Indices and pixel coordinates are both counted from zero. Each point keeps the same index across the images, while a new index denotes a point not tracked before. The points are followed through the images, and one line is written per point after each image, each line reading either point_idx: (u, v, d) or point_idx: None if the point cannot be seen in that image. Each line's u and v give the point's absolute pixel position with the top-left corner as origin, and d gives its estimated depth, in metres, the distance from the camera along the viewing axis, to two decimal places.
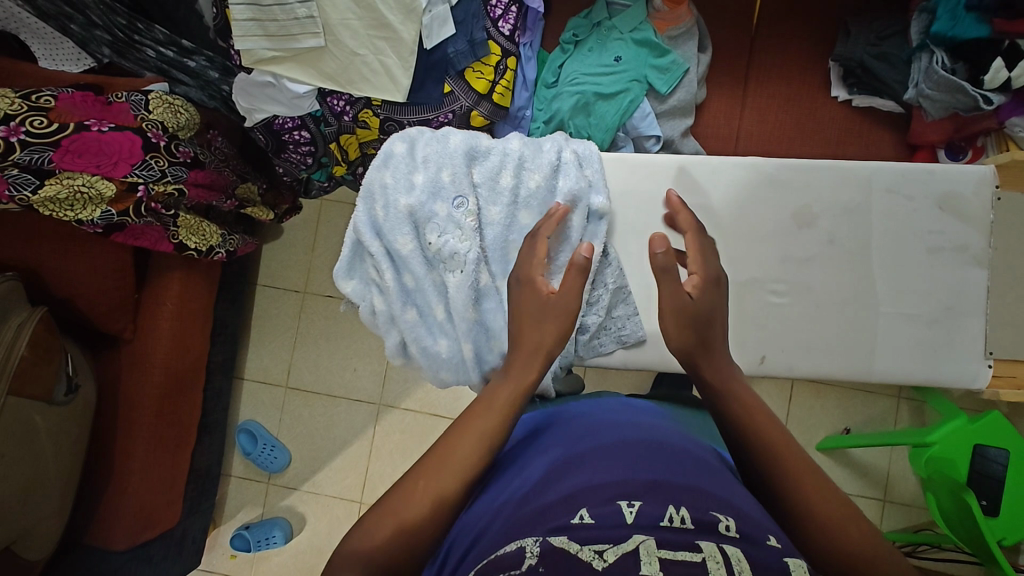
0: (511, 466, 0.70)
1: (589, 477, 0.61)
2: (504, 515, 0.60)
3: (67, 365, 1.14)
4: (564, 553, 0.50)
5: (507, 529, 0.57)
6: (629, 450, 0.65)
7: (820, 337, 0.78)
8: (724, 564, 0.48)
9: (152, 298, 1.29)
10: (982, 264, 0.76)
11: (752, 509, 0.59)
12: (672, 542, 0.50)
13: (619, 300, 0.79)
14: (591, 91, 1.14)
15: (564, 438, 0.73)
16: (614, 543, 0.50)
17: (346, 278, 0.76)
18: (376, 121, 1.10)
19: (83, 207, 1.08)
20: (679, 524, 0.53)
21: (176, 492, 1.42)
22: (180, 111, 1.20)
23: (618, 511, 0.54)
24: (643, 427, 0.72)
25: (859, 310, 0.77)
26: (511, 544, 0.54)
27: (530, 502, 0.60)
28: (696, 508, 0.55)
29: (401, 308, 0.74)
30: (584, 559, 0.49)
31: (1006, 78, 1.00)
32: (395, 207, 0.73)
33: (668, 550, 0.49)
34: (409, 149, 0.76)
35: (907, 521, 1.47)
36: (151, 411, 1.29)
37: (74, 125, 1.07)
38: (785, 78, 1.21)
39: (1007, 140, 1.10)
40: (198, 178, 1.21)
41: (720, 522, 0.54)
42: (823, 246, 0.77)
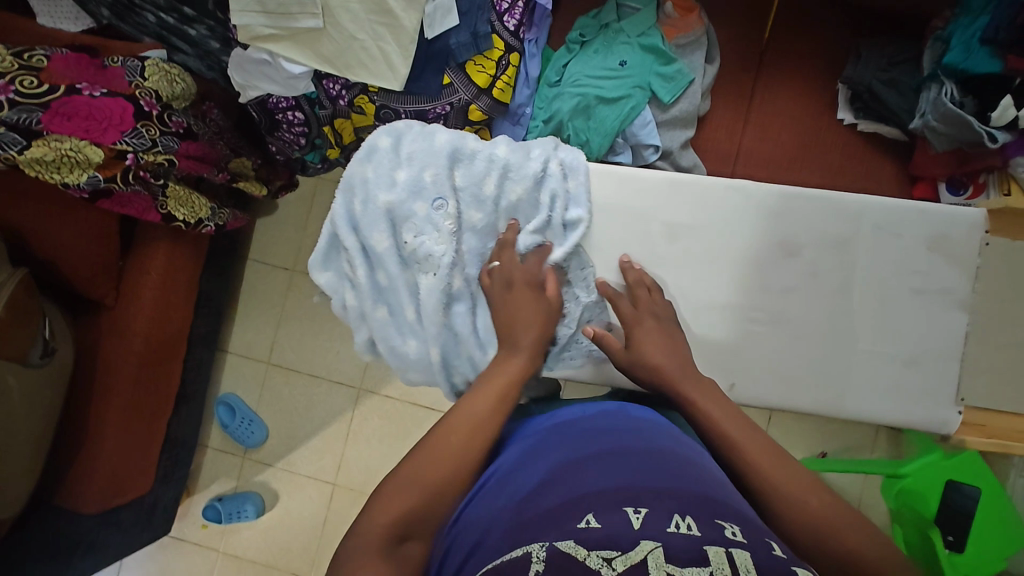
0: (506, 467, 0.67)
1: (591, 479, 0.58)
2: (504, 516, 0.57)
3: (45, 328, 1.13)
4: (572, 560, 0.46)
5: (508, 536, 0.53)
6: (628, 456, 0.62)
7: (793, 369, 0.77)
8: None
9: (137, 266, 1.28)
10: (965, 309, 0.75)
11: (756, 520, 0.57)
12: (681, 556, 0.46)
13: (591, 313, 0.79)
14: (592, 94, 1.13)
15: (563, 438, 0.69)
16: (623, 550, 0.47)
17: (321, 269, 0.76)
18: (371, 107, 1.09)
19: (69, 170, 1.06)
20: (687, 531, 0.50)
21: (150, 460, 1.42)
22: (176, 80, 1.18)
23: (624, 515, 0.51)
24: (641, 430, 0.69)
25: (835, 345, 0.76)
26: (516, 547, 0.50)
27: (532, 505, 0.57)
28: (704, 517, 0.52)
29: (372, 305, 0.74)
30: (591, 567, 0.45)
31: (1015, 116, 0.97)
32: (373, 203, 0.72)
33: (677, 567, 0.45)
34: (394, 144, 0.75)
35: None
36: (129, 379, 1.29)
37: (65, 87, 1.06)
38: (792, 97, 1.19)
39: (1009, 179, 1.07)
40: (190, 150, 1.20)
41: (727, 529, 0.51)
42: (806, 278, 0.76)
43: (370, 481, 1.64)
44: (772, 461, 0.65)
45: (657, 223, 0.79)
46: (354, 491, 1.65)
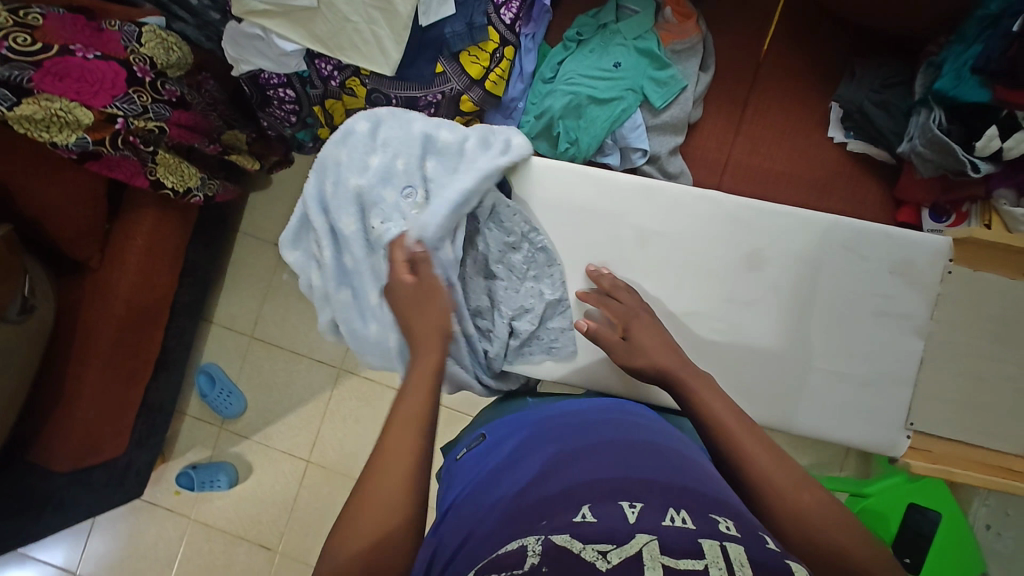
0: (503, 468, 0.70)
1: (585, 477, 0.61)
2: (503, 512, 0.59)
3: (25, 285, 1.14)
4: (567, 552, 0.47)
5: (503, 532, 0.54)
6: (622, 456, 0.65)
7: (750, 381, 0.78)
8: (726, 567, 0.46)
9: (123, 231, 1.29)
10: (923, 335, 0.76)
11: (749, 516, 0.59)
12: (676, 548, 0.48)
13: (554, 311, 0.82)
14: (584, 94, 1.13)
15: (559, 439, 0.72)
16: (621, 541, 0.49)
17: (290, 248, 0.77)
18: (363, 89, 1.10)
19: (59, 130, 1.07)
20: (680, 524, 0.52)
21: (125, 423, 1.43)
22: (173, 47, 1.19)
23: (620, 509, 0.54)
24: (635, 432, 0.72)
25: (792, 361, 0.77)
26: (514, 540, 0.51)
27: (530, 501, 0.59)
28: (696, 511, 0.55)
29: (340, 288, 0.75)
30: (586, 558, 0.46)
31: (998, 147, 0.98)
32: (344, 185, 0.73)
33: (671, 557, 0.46)
34: (368, 132, 0.76)
35: None
36: (108, 341, 1.30)
37: (58, 47, 1.05)
38: (784, 111, 1.19)
39: (991, 211, 1.07)
40: (181, 118, 1.21)
41: (722, 522, 0.53)
42: (767, 291, 0.78)
43: (343, 461, 1.66)
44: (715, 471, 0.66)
45: (628, 226, 0.81)
46: (327, 470, 1.67)
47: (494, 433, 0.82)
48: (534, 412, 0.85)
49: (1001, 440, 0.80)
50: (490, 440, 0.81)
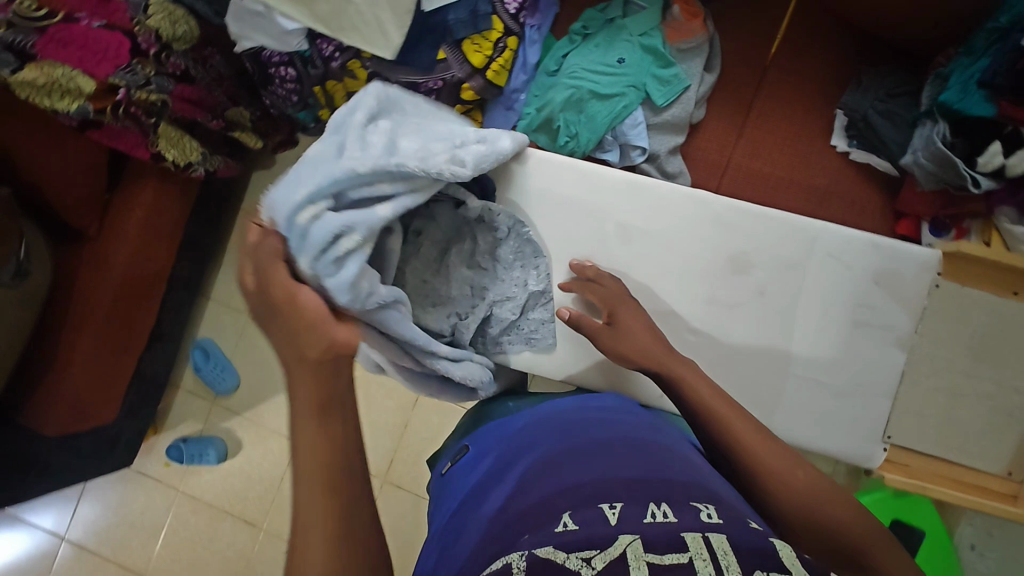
0: (488, 483, 0.69)
1: (566, 482, 0.60)
2: (490, 528, 0.59)
3: (21, 250, 1.15)
4: (551, 564, 0.46)
5: (489, 550, 0.54)
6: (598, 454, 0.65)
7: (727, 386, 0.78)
8: (710, 556, 0.46)
9: (123, 205, 1.31)
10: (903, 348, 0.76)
11: (731, 499, 0.59)
12: (659, 544, 0.48)
13: (536, 303, 0.81)
14: (586, 88, 1.12)
15: (537, 441, 0.72)
16: (605, 545, 0.48)
17: None
18: (364, 73, 1.10)
19: (60, 97, 1.08)
20: (661, 519, 0.52)
21: (116, 392, 1.45)
22: (179, 21, 1.18)
23: (601, 512, 0.53)
24: (613, 426, 0.72)
25: (770, 367, 0.77)
26: (499, 557, 0.51)
27: (514, 514, 0.58)
28: (676, 503, 0.55)
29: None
30: (570, 567, 0.45)
31: (1001, 163, 0.97)
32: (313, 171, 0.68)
33: (655, 554, 0.46)
34: (362, 110, 0.74)
35: None
36: (103, 310, 1.31)
37: (63, 14, 1.09)
38: (789, 117, 1.18)
39: (992, 229, 1.07)
40: (185, 92, 1.21)
41: (703, 511, 0.53)
42: (751, 295, 0.77)
43: None
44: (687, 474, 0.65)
45: (612, 222, 0.80)
46: None
47: (475, 446, 0.82)
48: (509, 418, 0.84)
49: (973, 457, 0.82)
50: (473, 452, 0.81)
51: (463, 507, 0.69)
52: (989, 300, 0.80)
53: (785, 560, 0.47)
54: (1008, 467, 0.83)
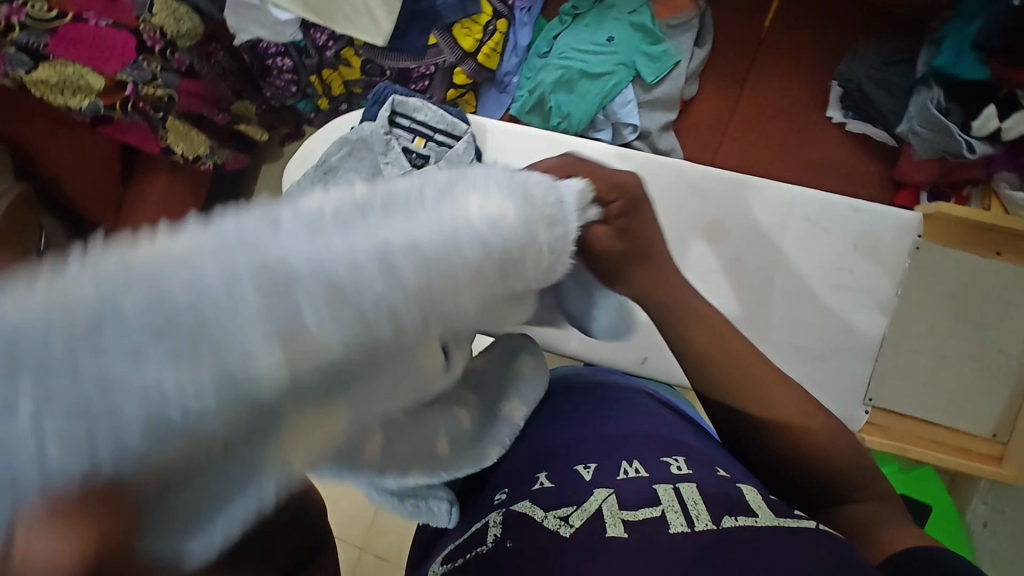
0: None
1: (539, 438, 0.62)
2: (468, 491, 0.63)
3: (42, 242, 1.23)
4: (529, 521, 0.51)
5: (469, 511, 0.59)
6: (569, 408, 0.67)
7: None
8: (681, 509, 0.49)
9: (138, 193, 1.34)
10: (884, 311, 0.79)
11: (699, 442, 0.63)
12: (631, 500, 0.51)
13: None
14: (576, 68, 1.12)
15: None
16: (579, 503, 0.52)
17: None
18: (358, 60, 1.14)
19: (72, 94, 1.14)
20: (636, 474, 0.54)
21: None
22: (183, 18, 1.21)
23: (574, 474, 0.56)
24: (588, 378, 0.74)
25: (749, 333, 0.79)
26: (482, 518, 0.56)
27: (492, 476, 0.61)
28: (649, 455, 0.57)
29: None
30: (550, 527, 0.50)
31: (996, 127, 0.96)
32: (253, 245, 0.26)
33: (628, 511, 0.50)
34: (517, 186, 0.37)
35: None
36: None
37: (72, 15, 1.11)
38: (784, 91, 1.17)
39: (991, 194, 1.04)
40: (191, 88, 1.26)
41: (672, 462, 0.56)
42: (729, 261, 0.80)
43: None
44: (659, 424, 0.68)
45: None
46: None
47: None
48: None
49: (955, 417, 0.90)
50: None
51: None
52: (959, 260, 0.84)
53: (751, 502, 0.51)
54: (994, 429, 0.90)
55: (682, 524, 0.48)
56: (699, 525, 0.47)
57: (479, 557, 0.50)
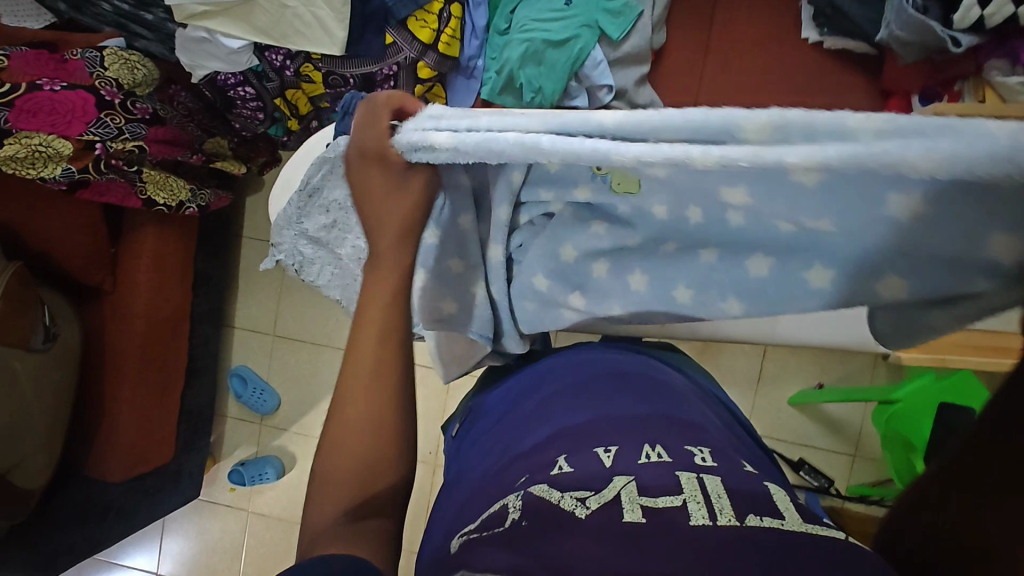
0: (493, 428, 0.78)
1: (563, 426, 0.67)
2: (489, 473, 0.66)
3: (44, 316, 1.22)
4: (544, 503, 0.51)
5: (484, 493, 0.62)
6: (592, 398, 0.72)
7: None
8: (703, 498, 0.50)
9: (129, 251, 1.37)
10: None
11: (718, 434, 0.67)
12: (654, 488, 0.53)
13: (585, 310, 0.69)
14: (539, 38, 1.09)
15: (528, 393, 0.79)
16: (597, 489, 0.53)
17: (280, 239, 0.84)
18: (319, 74, 1.14)
19: (43, 164, 1.11)
20: (657, 459, 0.58)
21: (167, 430, 1.53)
22: (137, 66, 1.22)
23: (596, 456, 0.59)
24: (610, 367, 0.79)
25: None
26: (491, 506, 0.57)
27: (511, 459, 0.65)
28: (671, 445, 0.61)
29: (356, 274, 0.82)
30: (565, 507, 0.50)
31: (978, 16, 0.92)
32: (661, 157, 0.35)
33: (649, 498, 0.51)
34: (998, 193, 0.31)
35: (872, 475, 1.59)
36: (138, 353, 1.39)
37: (26, 84, 1.09)
38: (754, 20, 1.14)
39: (985, 85, 1.01)
40: (159, 134, 1.25)
41: (696, 454, 0.59)
42: None
43: None
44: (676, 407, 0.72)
45: None
46: None
47: (476, 413, 0.89)
48: (497, 387, 0.89)
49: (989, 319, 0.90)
50: (476, 416, 0.89)
51: (464, 460, 0.78)
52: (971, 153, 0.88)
53: (779, 504, 0.51)
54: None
55: (704, 517, 0.48)
56: (722, 520, 0.48)
57: (495, 534, 0.49)
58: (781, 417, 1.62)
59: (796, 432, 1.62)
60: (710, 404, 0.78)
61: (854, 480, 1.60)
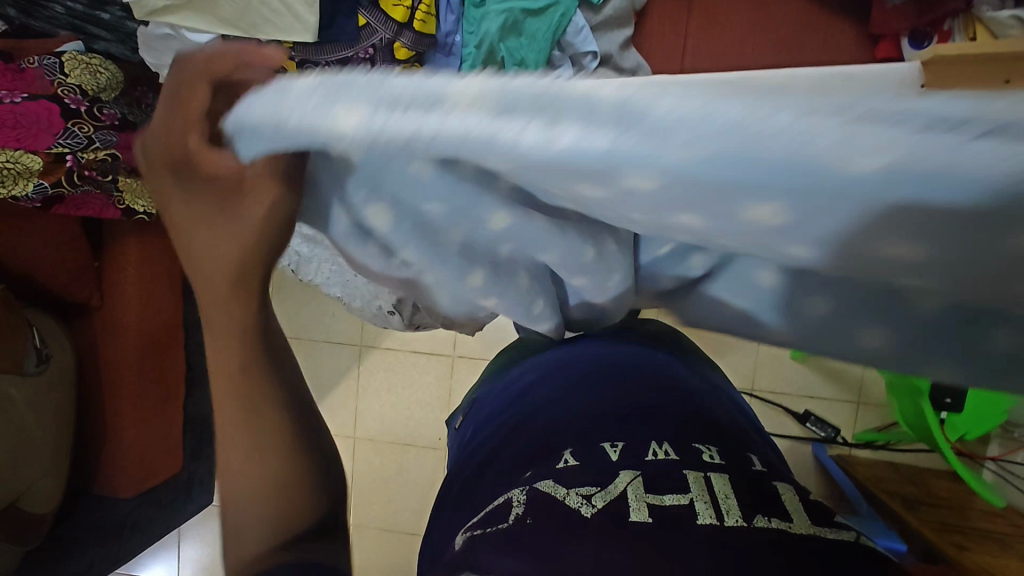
0: (492, 420, 0.76)
1: (567, 419, 0.66)
2: (490, 462, 0.65)
3: (34, 338, 1.18)
4: (548, 498, 0.51)
5: (484, 486, 0.61)
6: (600, 393, 0.69)
7: None
8: (710, 497, 0.49)
9: (115, 264, 1.33)
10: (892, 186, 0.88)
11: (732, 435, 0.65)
12: (661, 485, 0.51)
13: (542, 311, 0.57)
14: (518, 7, 1.05)
15: (530, 381, 0.78)
16: (603, 484, 0.52)
17: None
18: (292, 64, 1.10)
19: (15, 182, 1.07)
20: (665, 456, 0.56)
21: (174, 441, 1.51)
22: (99, 69, 1.17)
23: (602, 451, 0.58)
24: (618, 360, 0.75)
25: None
26: (493, 496, 0.57)
27: (513, 450, 0.64)
28: (678, 441, 0.60)
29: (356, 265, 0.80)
30: (571, 505, 0.50)
31: None
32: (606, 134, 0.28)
33: (655, 496, 0.50)
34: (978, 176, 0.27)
35: (875, 420, 1.61)
36: (134, 368, 1.37)
37: None
38: None
39: (976, 21, 0.97)
40: (131, 140, 1.20)
41: (705, 452, 0.57)
42: None
43: (388, 431, 1.77)
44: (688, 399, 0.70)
45: None
46: (373, 440, 1.78)
47: (483, 395, 0.89)
48: (512, 359, 0.90)
49: None
50: (480, 404, 0.88)
51: (464, 450, 0.77)
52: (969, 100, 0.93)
53: (786, 505, 0.49)
54: None
55: (711, 517, 0.47)
56: (729, 521, 0.47)
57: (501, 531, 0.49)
58: (785, 371, 1.64)
59: (798, 384, 1.64)
60: (721, 404, 0.75)
61: (860, 427, 1.62)
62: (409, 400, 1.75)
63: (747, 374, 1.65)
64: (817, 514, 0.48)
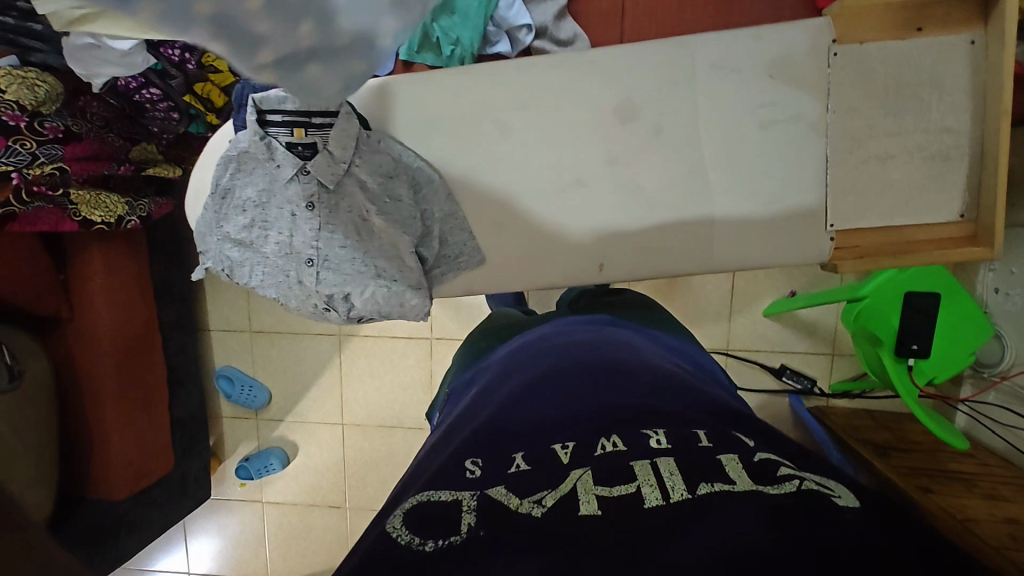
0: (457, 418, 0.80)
1: (525, 402, 0.71)
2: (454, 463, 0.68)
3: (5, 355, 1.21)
4: (501, 506, 0.52)
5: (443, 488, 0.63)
6: (559, 387, 0.73)
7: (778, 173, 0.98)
8: (656, 481, 0.52)
9: (79, 274, 1.35)
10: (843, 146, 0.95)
11: (689, 412, 0.66)
12: (608, 476, 0.54)
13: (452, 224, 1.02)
14: None
15: (496, 381, 0.83)
16: (553, 486, 0.54)
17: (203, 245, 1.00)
18: (223, 63, 1.13)
19: None
20: (613, 449, 0.58)
21: (161, 444, 1.57)
22: (37, 83, 1.10)
23: (553, 454, 0.59)
24: (577, 354, 0.81)
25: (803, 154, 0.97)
26: (428, 491, 0.55)
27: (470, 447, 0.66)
28: (628, 431, 0.62)
29: (287, 268, 0.99)
30: (524, 511, 0.51)
31: None
32: None
33: (604, 487, 0.53)
34: None
35: (851, 369, 1.63)
36: (111, 371, 1.39)
37: None
38: None
39: None
40: (77, 151, 1.19)
41: (652, 437, 0.59)
42: (780, 119, 0.96)
43: (373, 416, 1.81)
44: (644, 383, 0.73)
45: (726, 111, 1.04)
46: (361, 426, 1.82)
47: (454, 393, 0.95)
48: (480, 363, 0.96)
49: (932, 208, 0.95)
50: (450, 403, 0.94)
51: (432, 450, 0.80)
52: (932, 46, 0.90)
53: (729, 470, 0.53)
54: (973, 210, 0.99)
55: (657, 498, 0.51)
56: (674, 496, 0.51)
57: (453, 547, 0.48)
58: (759, 329, 1.65)
59: (773, 341, 1.65)
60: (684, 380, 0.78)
61: (837, 378, 1.64)
62: (392, 383, 1.78)
63: (720, 336, 1.66)
64: (760, 470, 0.52)
